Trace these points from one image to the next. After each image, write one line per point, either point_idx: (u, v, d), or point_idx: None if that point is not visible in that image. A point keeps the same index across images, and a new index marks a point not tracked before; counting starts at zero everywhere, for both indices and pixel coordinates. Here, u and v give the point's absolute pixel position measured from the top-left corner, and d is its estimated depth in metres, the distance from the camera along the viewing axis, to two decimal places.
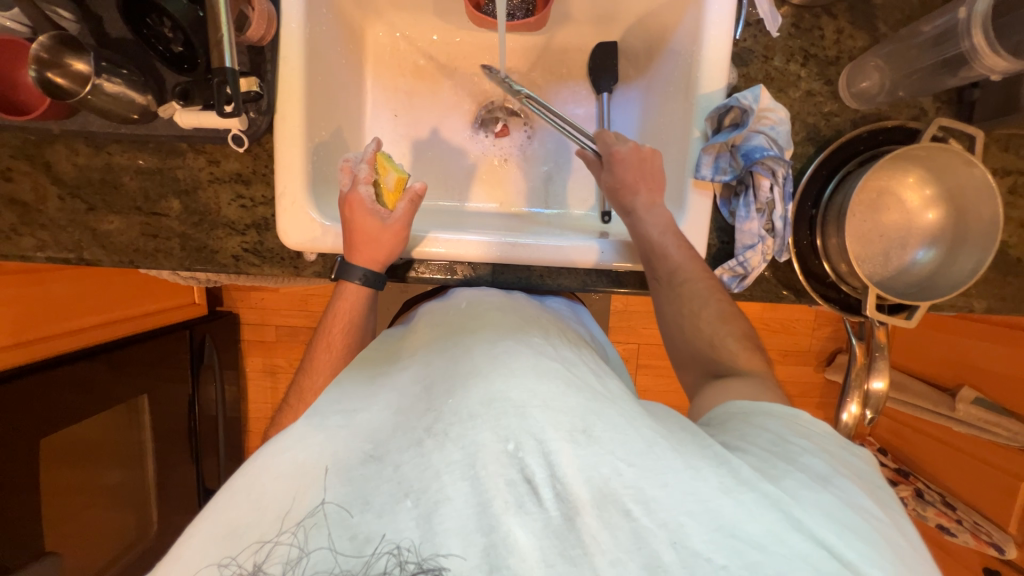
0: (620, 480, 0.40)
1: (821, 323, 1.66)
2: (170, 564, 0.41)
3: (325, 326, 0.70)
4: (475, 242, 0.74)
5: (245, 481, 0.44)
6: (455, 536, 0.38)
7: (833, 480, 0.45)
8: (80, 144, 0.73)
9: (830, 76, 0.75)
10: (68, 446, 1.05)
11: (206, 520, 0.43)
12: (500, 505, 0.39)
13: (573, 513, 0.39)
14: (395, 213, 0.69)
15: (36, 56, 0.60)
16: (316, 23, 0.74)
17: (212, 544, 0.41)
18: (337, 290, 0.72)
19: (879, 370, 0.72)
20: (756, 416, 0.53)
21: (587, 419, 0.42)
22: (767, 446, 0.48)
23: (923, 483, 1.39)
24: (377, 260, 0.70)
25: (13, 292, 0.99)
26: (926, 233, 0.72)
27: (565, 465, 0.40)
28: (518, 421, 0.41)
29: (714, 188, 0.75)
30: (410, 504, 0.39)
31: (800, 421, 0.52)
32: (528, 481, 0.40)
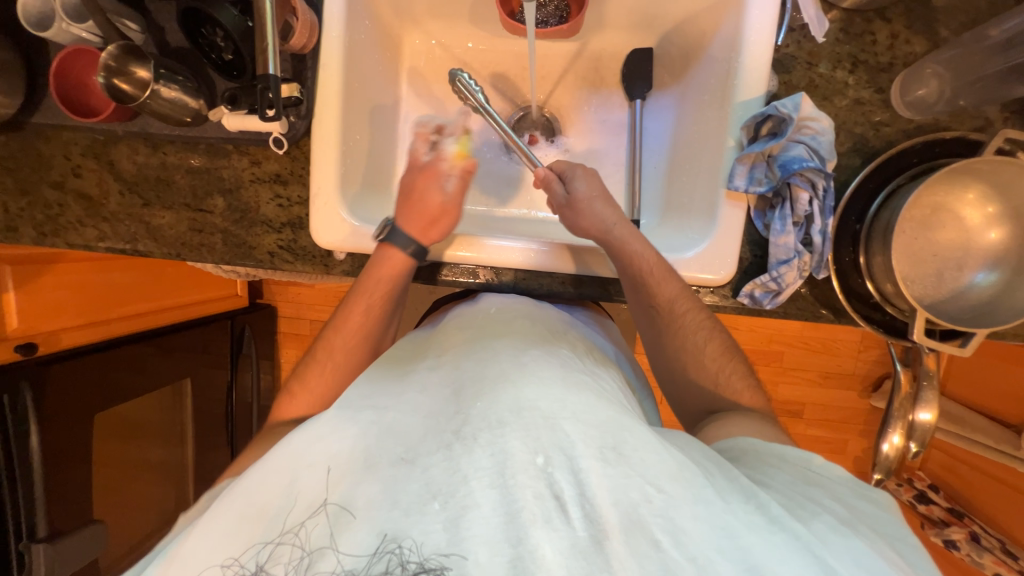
0: (649, 506, 0.39)
1: (867, 346, 1.55)
2: (197, 539, 0.43)
3: (356, 290, 0.71)
4: (501, 245, 0.75)
5: (278, 462, 0.46)
6: (482, 545, 0.37)
7: (856, 525, 0.45)
8: (139, 144, 0.79)
9: (881, 83, 0.71)
10: (120, 422, 1.15)
11: (236, 500, 0.45)
12: (528, 518, 0.38)
13: (602, 536, 0.38)
14: (449, 185, 0.72)
15: (104, 64, 0.66)
16: (356, 32, 0.77)
17: (242, 526, 0.43)
18: (374, 259, 0.72)
19: (926, 401, 0.66)
20: (773, 455, 0.54)
21: (617, 438, 0.43)
22: (789, 486, 0.49)
23: (980, 526, 1.30)
24: (427, 232, 0.71)
25: (79, 276, 1.11)
26: (987, 254, 0.66)
27: (595, 485, 0.40)
28: (548, 433, 0.42)
29: (748, 199, 0.71)
30: (438, 507, 0.39)
31: (812, 464, 0.53)
32: (556, 497, 0.39)
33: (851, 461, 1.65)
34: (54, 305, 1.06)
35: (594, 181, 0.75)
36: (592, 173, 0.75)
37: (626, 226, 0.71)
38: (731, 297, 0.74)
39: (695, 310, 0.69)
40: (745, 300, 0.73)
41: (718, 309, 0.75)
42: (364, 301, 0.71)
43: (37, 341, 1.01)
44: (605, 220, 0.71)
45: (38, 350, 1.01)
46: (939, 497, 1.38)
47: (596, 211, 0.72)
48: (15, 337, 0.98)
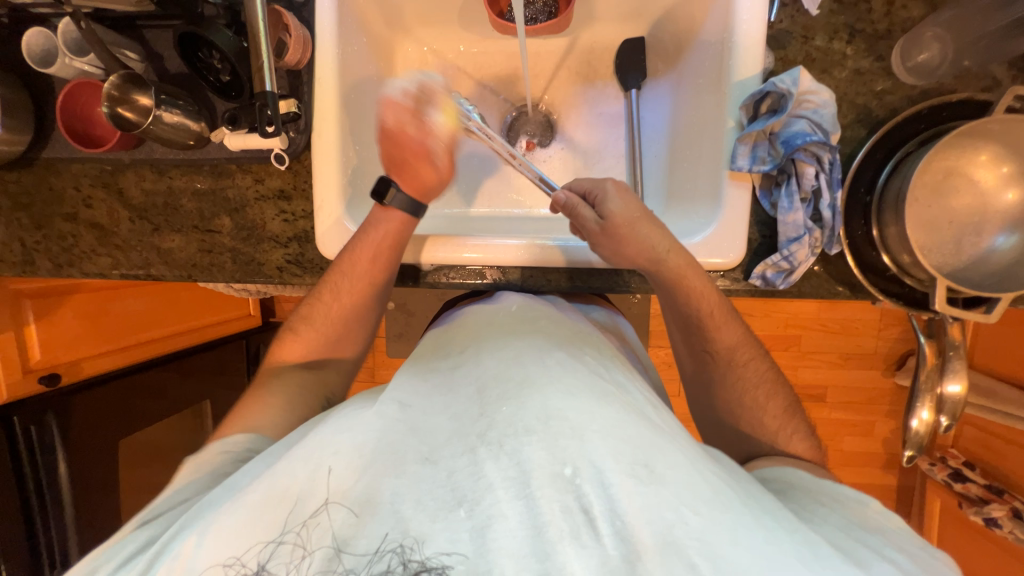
0: (684, 528, 0.38)
1: (887, 323, 1.52)
2: (217, 523, 0.42)
3: (353, 247, 0.72)
4: (507, 243, 0.75)
5: (302, 453, 0.44)
6: (507, 556, 0.36)
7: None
8: (146, 171, 0.81)
9: (881, 51, 0.69)
10: (146, 446, 1.18)
11: (258, 486, 0.43)
12: (555, 533, 0.37)
13: (634, 557, 0.36)
14: (437, 150, 0.69)
15: (109, 94, 0.68)
16: (348, 44, 0.78)
17: (261, 516, 0.42)
18: (368, 218, 0.72)
19: (954, 372, 0.64)
20: (826, 496, 0.55)
21: (649, 454, 0.41)
22: (843, 528, 0.49)
23: (1022, 501, 1.23)
24: (419, 192, 0.72)
25: (97, 306, 1.12)
26: (1005, 217, 0.64)
27: (626, 503, 0.38)
28: (575, 446, 0.40)
29: (753, 178, 0.70)
30: (462, 514, 0.38)
31: (870, 509, 0.53)
32: (585, 511, 0.38)
33: (880, 442, 1.61)
34: (75, 335, 1.08)
35: (628, 197, 0.69)
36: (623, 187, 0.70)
37: (678, 251, 0.66)
38: (743, 280, 0.73)
39: (745, 344, 0.69)
40: (758, 282, 0.71)
41: (730, 293, 0.74)
42: (358, 257, 0.72)
43: (61, 371, 1.05)
44: (653, 244, 0.66)
45: (61, 380, 1.04)
46: (975, 474, 1.34)
47: (642, 235, 0.66)
48: (39, 368, 1.01)
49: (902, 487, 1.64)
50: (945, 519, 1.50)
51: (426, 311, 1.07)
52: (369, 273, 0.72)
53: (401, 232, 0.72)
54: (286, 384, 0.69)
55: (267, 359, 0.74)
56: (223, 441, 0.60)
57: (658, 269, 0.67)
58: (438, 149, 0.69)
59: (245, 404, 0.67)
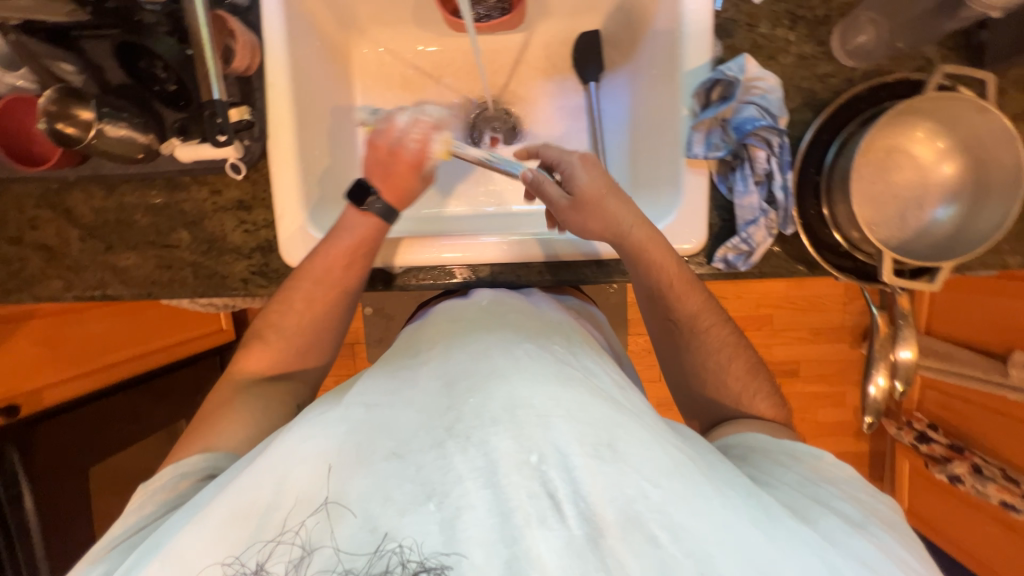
0: (646, 502, 0.39)
1: (850, 297, 1.58)
2: (184, 544, 0.41)
3: (326, 249, 0.70)
4: (486, 241, 0.75)
5: (268, 463, 0.43)
6: (478, 547, 0.37)
7: (866, 526, 0.47)
8: (95, 188, 0.77)
9: (821, 36, 0.72)
10: (118, 472, 1.16)
11: (223, 502, 0.42)
12: (523, 518, 0.37)
13: (598, 534, 0.37)
14: (410, 138, 0.70)
15: (45, 109, 0.65)
16: (299, 48, 0.76)
17: (229, 532, 0.41)
18: (341, 220, 0.70)
19: (905, 339, 0.67)
20: (783, 455, 0.56)
21: (613, 433, 0.41)
22: (797, 487, 0.51)
23: (980, 458, 1.31)
24: (400, 199, 0.72)
25: (50, 332, 1.06)
26: (943, 189, 0.68)
27: (591, 484, 0.39)
28: (541, 431, 0.41)
29: (709, 165, 0.72)
30: (433, 508, 0.38)
31: (824, 462, 0.55)
32: (551, 495, 0.38)
33: (851, 411, 1.68)
34: (33, 363, 1.03)
35: (594, 172, 0.69)
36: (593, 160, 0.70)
37: (645, 246, 0.68)
38: (707, 264, 0.74)
39: (711, 325, 0.71)
40: (720, 265, 0.73)
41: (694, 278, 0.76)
42: (331, 263, 0.70)
43: (19, 404, 1.00)
44: (609, 233, 0.68)
45: (20, 412, 1.00)
46: (938, 435, 1.42)
47: (610, 210, 0.67)
48: None
49: (873, 453, 1.71)
50: (913, 480, 1.57)
51: (401, 314, 1.06)
52: (339, 278, 0.70)
53: (374, 237, 0.71)
54: (251, 397, 0.65)
55: (227, 369, 0.70)
56: (177, 463, 0.56)
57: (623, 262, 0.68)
58: (412, 140, 0.70)
59: (198, 421, 0.63)
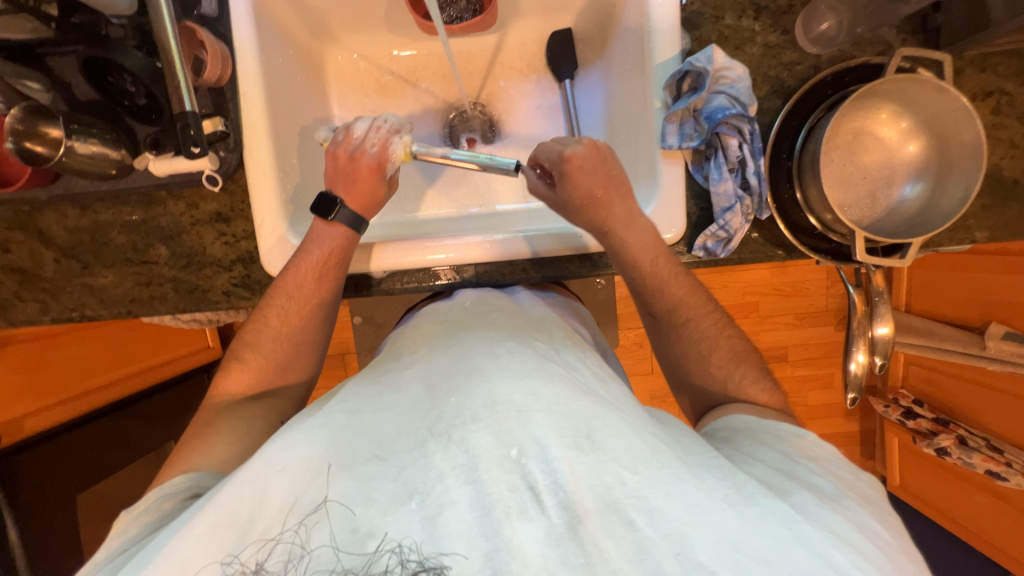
0: (624, 488, 0.39)
1: (832, 280, 1.62)
2: (164, 559, 0.40)
3: (296, 263, 0.70)
4: (473, 241, 0.75)
5: (251, 473, 0.43)
6: (459, 541, 0.36)
7: (841, 499, 0.48)
8: (67, 208, 0.76)
9: (786, 25, 0.74)
10: (106, 498, 1.13)
11: (204, 516, 0.42)
12: (503, 511, 0.37)
13: (577, 521, 0.37)
14: (369, 143, 0.71)
15: (13, 127, 0.63)
16: (271, 57, 0.76)
17: (210, 543, 0.40)
18: (310, 233, 0.71)
19: (881, 316, 0.68)
20: (766, 434, 0.57)
21: (591, 425, 0.42)
22: (776, 464, 0.51)
23: (965, 430, 1.36)
24: (364, 206, 0.72)
25: (32, 358, 1.03)
26: (909, 168, 0.70)
27: (569, 474, 0.39)
28: (520, 426, 0.41)
29: (683, 155, 0.73)
30: (414, 506, 0.38)
31: (807, 441, 0.55)
32: (531, 487, 0.38)
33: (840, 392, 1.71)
34: (14, 391, 1.00)
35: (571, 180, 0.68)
36: (572, 162, 0.68)
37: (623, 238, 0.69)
38: (687, 253, 0.76)
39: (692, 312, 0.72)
40: (700, 253, 0.75)
41: None
42: (303, 276, 0.69)
43: (1, 433, 0.97)
44: None
45: (3, 441, 0.98)
46: (924, 410, 1.46)
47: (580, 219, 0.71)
48: None
49: (863, 432, 1.75)
50: (903, 455, 1.61)
51: (389, 320, 1.06)
52: (312, 291, 0.70)
53: (344, 247, 0.71)
54: (233, 418, 0.64)
55: (209, 393, 0.68)
56: (161, 487, 0.54)
57: None
58: (371, 145, 0.70)
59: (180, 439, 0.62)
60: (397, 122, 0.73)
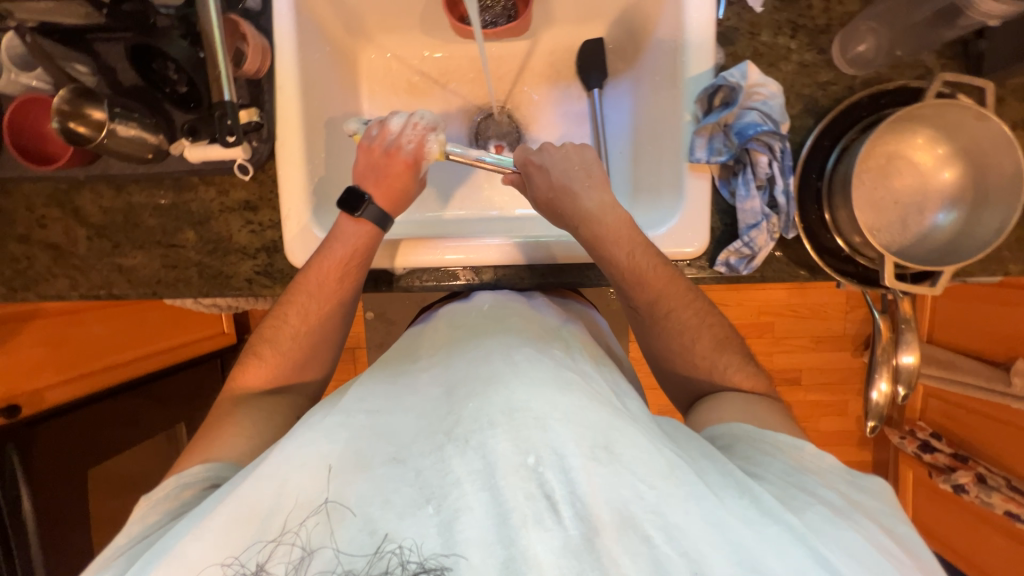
0: (641, 503, 0.39)
1: (852, 305, 1.58)
2: (181, 548, 0.41)
3: (319, 260, 0.69)
4: (491, 243, 0.75)
5: (267, 470, 0.43)
6: (475, 547, 0.36)
7: (849, 512, 0.46)
8: (103, 188, 0.78)
9: (822, 44, 0.73)
10: (116, 474, 1.15)
11: (221, 508, 0.42)
12: (520, 519, 0.37)
13: (593, 534, 0.37)
14: (404, 138, 0.73)
15: (58, 108, 0.66)
16: (309, 52, 0.77)
17: (227, 535, 0.40)
18: (334, 227, 0.71)
19: (908, 344, 0.67)
20: (765, 443, 0.55)
21: (609, 436, 0.41)
22: (781, 476, 0.50)
23: (985, 467, 1.30)
24: (394, 203, 0.74)
25: (62, 330, 1.07)
26: (943, 195, 0.68)
27: (587, 485, 0.39)
28: (539, 433, 0.41)
29: (711, 169, 0.73)
30: (432, 511, 0.38)
31: (807, 452, 0.54)
32: (548, 496, 0.38)
33: (854, 420, 1.67)
34: (35, 363, 1.03)
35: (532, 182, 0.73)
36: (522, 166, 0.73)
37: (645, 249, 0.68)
38: (709, 268, 0.75)
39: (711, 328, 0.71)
40: (722, 269, 0.74)
41: (696, 281, 0.76)
42: (324, 273, 0.69)
43: (20, 403, 1.00)
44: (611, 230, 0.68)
45: (22, 413, 1.00)
46: (941, 444, 1.42)
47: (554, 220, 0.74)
48: None
49: (876, 463, 1.70)
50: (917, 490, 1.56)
51: (403, 318, 1.06)
52: (333, 290, 0.70)
53: (368, 245, 0.71)
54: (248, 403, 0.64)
55: (225, 386, 0.69)
56: (179, 474, 0.56)
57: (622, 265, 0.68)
58: (407, 141, 0.73)
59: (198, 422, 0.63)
60: (428, 118, 0.74)
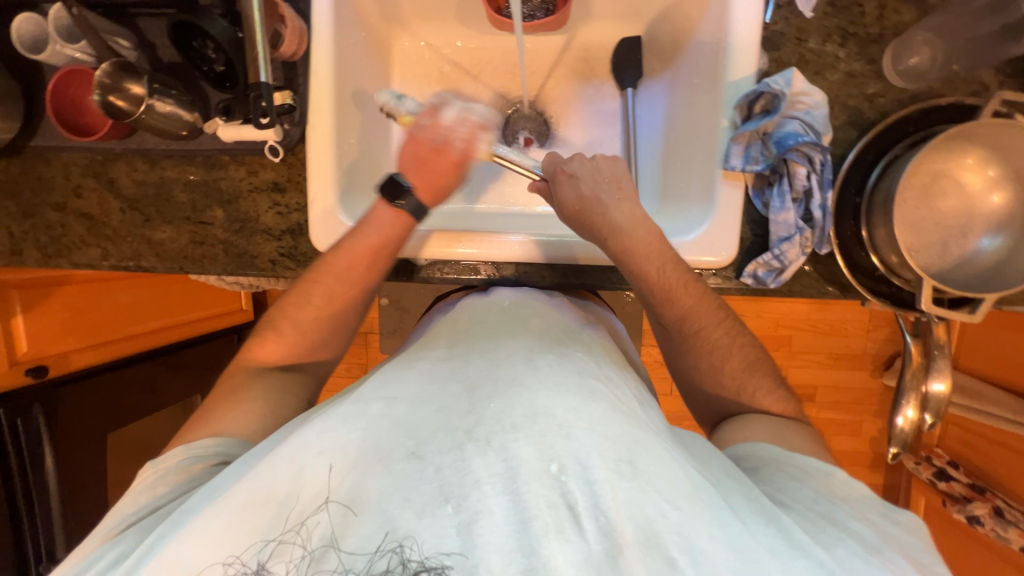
0: (665, 523, 0.38)
1: (875, 325, 1.54)
2: (201, 525, 0.42)
3: (349, 241, 0.70)
4: (511, 238, 0.75)
5: (288, 450, 0.44)
6: (495, 552, 0.36)
7: (885, 552, 0.45)
8: (137, 161, 0.80)
9: (873, 54, 0.71)
10: (133, 440, 1.18)
11: (242, 487, 0.43)
12: (541, 528, 0.37)
13: (616, 551, 0.37)
14: (456, 135, 0.71)
15: (100, 81, 0.67)
16: (344, 37, 0.77)
17: (249, 515, 0.41)
18: (369, 213, 0.71)
19: (939, 371, 0.65)
20: (794, 470, 0.54)
21: (633, 451, 0.41)
22: (810, 505, 0.49)
23: (1003, 500, 1.26)
24: (432, 197, 0.72)
25: (84, 300, 1.11)
26: (990, 219, 0.65)
27: (611, 499, 0.38)
28: (562, 442, 0.40)
29: (745, 178, 0.71)
30: (450, 510, 0.38)
31: (835, 480, 0.53)
32: (570, 507, 0.38)
33: (867, 441, 1.63)
34: (63, 327, 1.07)
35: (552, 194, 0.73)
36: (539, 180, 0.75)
37: (672, 256, 0.67)
38: (735, 279, 0.73)
39: None
40: (749, 280, 0.72)
41: (721, 291, 0.74)
42: (353, 257, 0.70)
43: (48, 364, 1.03)
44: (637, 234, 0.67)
45: (48, 372, 1.03)
46: (959, 473, 1.38)
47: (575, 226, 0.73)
48: (26, 360, 0.99)
49: (887, 487, 1.66)
50: (929, 517, 1.52)
51: (419, 307, 1.07)
52: (359, 275, 0.70)
53: (398, 236, 0.71)
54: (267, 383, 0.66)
55: (240, 355, 0.69)
56: (190, 445, 0.57)
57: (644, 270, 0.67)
58: (457, 138, 0.71)
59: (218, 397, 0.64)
60: (484, 113, 0.73)
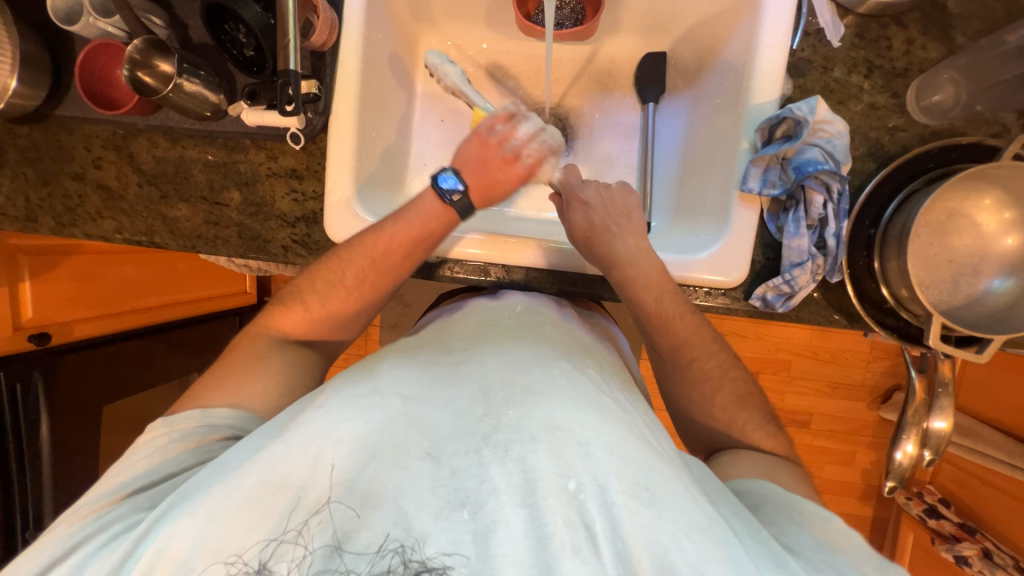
0: (681, 554, 0.38)
1: (876, 356, 1.54)
2: (212, 501, 0.42)
3: (390, 228, 0.68)
4: (521, 242, 0.75)
5: (299, 438, 0.43)
6: (510, 565, 0.36)
7: None
8: (159, 138, 0.80)
9: (897, 88, 0.71)
10: (128, 414, 1.18)
11: (251, 471, 0.43)
12: (558, 546, 0.37)
13: None
14: (526, 150, 0.72)
15: (131, 56, 0.69)
16: (374, 31, 0.78)
17: (258, 500, 0.42)
18: (412, 203, 0.69)
19: (941, 409, 0.65)
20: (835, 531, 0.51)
21: (651, 478, 0.41)
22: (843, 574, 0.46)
23: (992, 542, 1.26)
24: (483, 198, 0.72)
25: (88, 270, 1.11)
26: (1003, 261, 0.66)
27: (629, 525, 0.39)
28: (581, 459, 0.41)
29: (761, 202, 0.71)
30: (466, 516, 0.39)
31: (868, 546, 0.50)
32: (587, 527, 0.39)
33: (859, 473, 1.63)
34: (70, 296, 1.08)
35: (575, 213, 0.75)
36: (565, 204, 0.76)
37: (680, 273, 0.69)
38: (743, 300, 0.73)
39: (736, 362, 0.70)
40: (757, 303, 0.72)
41: (728, 311, 0.74)
42: (390, 245, 0.68)
43: (50, 331, 1.03)
44: None
45: (51, 340, 1.03)
46: (950, 512, 1.37)
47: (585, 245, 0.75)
48: (29, 326, 1.00)
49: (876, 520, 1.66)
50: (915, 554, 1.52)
51: (423, 304, 1.07)
52: (394, 263, 0.69)
53: (442, 229, 0.70)
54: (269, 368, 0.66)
55: (262, 322, 0.68)
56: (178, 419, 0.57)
57: (652, 284, 0.68)
58: (527, 154, 0.72)
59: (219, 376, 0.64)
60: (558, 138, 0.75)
